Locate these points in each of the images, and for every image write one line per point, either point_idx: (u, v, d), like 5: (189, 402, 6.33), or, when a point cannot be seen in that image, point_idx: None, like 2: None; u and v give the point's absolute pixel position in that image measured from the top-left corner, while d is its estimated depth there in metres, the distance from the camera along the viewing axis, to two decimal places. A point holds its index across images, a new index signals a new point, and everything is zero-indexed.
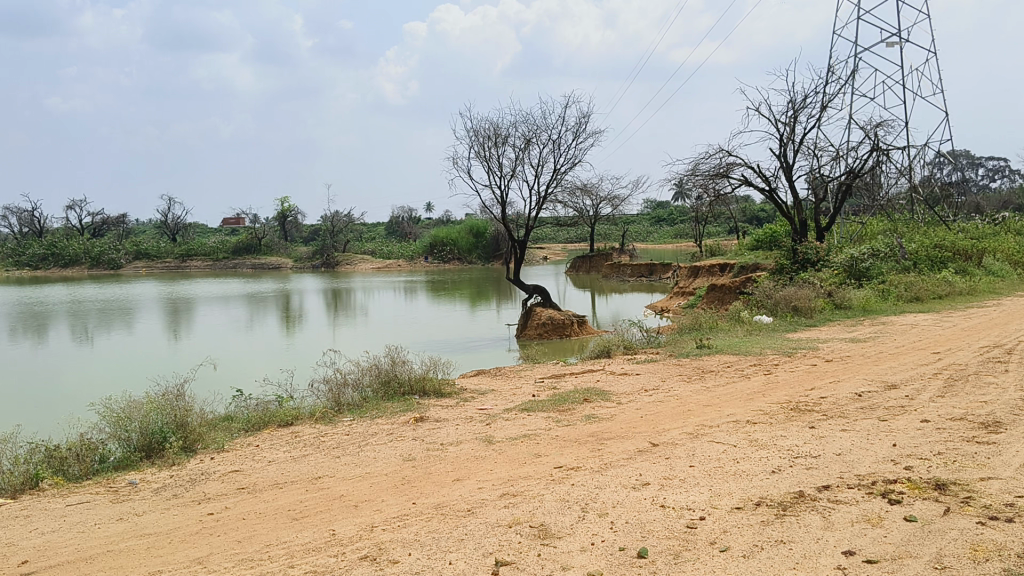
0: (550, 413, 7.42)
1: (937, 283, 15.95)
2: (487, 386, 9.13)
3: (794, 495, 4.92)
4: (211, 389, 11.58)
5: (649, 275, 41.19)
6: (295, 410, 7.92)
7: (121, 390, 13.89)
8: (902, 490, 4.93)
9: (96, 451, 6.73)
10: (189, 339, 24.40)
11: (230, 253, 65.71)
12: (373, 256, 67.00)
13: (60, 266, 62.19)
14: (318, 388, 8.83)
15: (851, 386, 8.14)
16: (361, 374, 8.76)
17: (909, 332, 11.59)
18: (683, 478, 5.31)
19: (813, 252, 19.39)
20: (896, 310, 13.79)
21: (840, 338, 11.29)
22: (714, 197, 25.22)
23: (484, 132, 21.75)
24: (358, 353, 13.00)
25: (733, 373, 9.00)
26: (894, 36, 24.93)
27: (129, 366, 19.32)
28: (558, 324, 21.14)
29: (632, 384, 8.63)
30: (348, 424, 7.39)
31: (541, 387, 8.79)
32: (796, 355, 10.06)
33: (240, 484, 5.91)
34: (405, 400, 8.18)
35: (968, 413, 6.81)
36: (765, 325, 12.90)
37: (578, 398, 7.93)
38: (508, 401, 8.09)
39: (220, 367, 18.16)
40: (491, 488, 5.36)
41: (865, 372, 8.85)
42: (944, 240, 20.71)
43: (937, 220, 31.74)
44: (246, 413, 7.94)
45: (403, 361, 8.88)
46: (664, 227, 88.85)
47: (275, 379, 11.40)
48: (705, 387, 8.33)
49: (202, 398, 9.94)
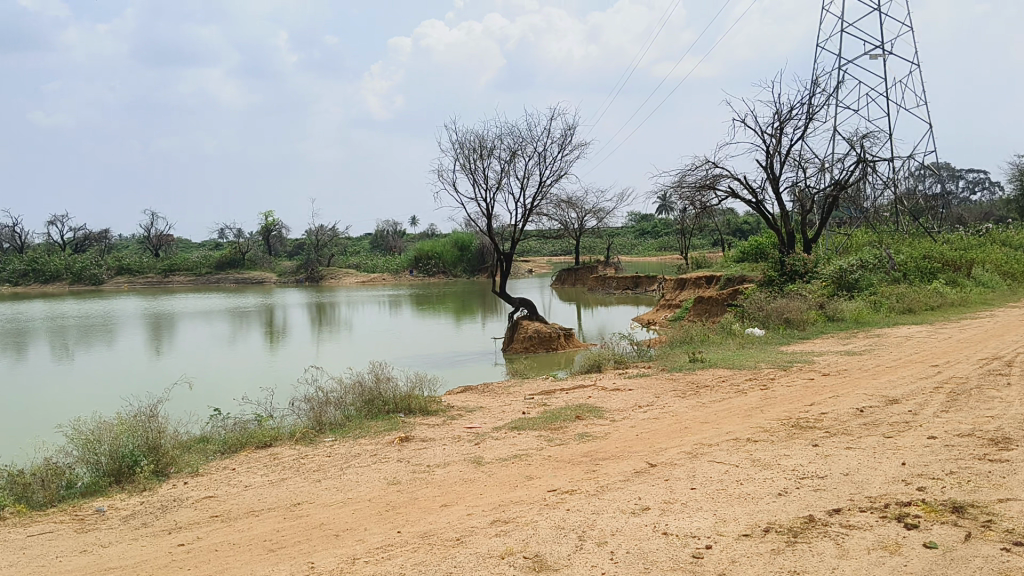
0: (541, 431, 7.10)
1: (929, 294, 15.78)
2: (475, 403, 8.79)
3: (803, 520, 4.63)
4: (187, 409, 11.09)
5: (634, 288, 41.01)
6: (274, 430, 7.56)
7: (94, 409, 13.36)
8: (918, 513, 4.65)
9: (62, 476, 6.35)
10: (173, 355, 24.00)
11: (214, 268, 65.16)
12: (358, 270, 66.56)
13: (41, 282, 61.41)
14: (298, 407, 8.44)
15: (852, 401, 7.88)
16: (343, 392, 8.40)
17: (906, 344, 11.35)
18: (686, 502, 5.01)
19: (801, 263, 19.25)
20: (890, 322, 13.57)
21: (835, 351, 11.04)
22: (701, 209, 25.04)
23: (469, 144, 21.50)
24: (345, 369, 12.65)
25: (729, 388, 8.71)
26: (877, 48, 24.87)
27: (106, 384, 18.74)
28: (544, 337, 20.83)
29: (625, 401, 8.31)
30: (329, 446, 7.04)
31: (531, 403, 8.46)
32: (792, 369, 9.79)
33: (213, 511, 5.56)
34: (389, 419, 7.84)
35: (976, 428, 6.54)
36: (758, 337, 12.63)
37: (570, 416, 7.61)
38: (496, 419, 7.75)
39: (199, 386, 17.59)
40: (481, 515, 5.03)
41: (865, 386, 8.59)
42: (933, 250, 20.59)
43: (922, 231, 31.78)
44: (222, 434, 7.54)
45: (387, 378, 8.54)
46: (649, 239, 88.94)
47: (254, 398, 10.96)
48: (700, 403, 8.02)
49: (176, 418, 9.54)
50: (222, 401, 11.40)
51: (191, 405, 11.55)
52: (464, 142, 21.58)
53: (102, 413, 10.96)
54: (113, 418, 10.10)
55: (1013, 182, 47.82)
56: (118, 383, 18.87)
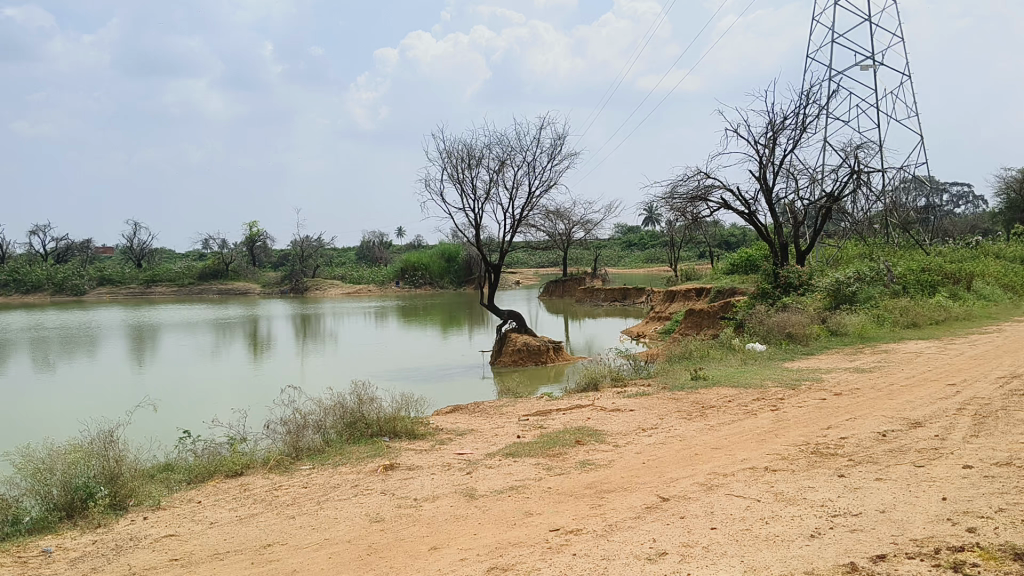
0: (539, 458, 6.49)
1: (933, 308, 15.25)
2: (466, 425, 8.16)
3: (845, 570, 4.04)
4: (153, 433, 10.27)
5: (622, 300, 40.45)
6: (246, 457, 6.91)
7: (55, 426, 12.46)
8: (976, 560, 4.06)
9: (7, 511, 5.68)
10: (155, 366, 23.29)
11: (198, 278, 64.26)
12: (344, 281, 65.79)
13: (22, 291, 60.25)
14: (274, 429, 7.78)
15: (872, 424, 7.31)
16: (322, 414, 7.75)
17: (916, 361, 10.80)
18: (708, 546, 4.42)
19: (796, 276, 18.75)
20: (895, 337, 13.05)
21: (844, 368, 10.47)
22: (692, 221, 24.55)
23: (457, 154, 20.93)
24: (325, 389, 11.99)
25: (738, 409, 8.12)
26: (867, 59, 24.56)
27: (79, 398, 17.88)
28: (533, 350, 20.24)
29: (627, 423, 7.69)
30: (307, 475, 6.42)
31: (526, 426, 7.84)
32: (801, 388, 9.22)
33: (172, 554, 4.91)
34: (373, 444, 7.21)
35: (1014, 456, 5.99)
36: (760, 353, 12.07)
37: (569, 441, 7.01)
38: (489, 445, 7.13)
39: (174, 401, 16.72)
40: (476, 561, 4.42)
41: (882, 407, 8.02)
42: (932, 263, 20.16)
43: (914, 244, 31.42)
44: (189, 461, 6.88)
45: (371, 399, 7.90)
46: (635, 251, 88.64)
47: (226, 421, 10.18)
48: (709, 426, 7.42)
49: (134, 445, 8.89)
50: (188, 425, 10.73)
51: (153, 427, 10.87)
52: (451, 151, 21.01)
53: (58, 438, 10.13)
54: (67, 444, 9.29)
55: (998, 195, 47.78)
56: (91, 396, 17.98)
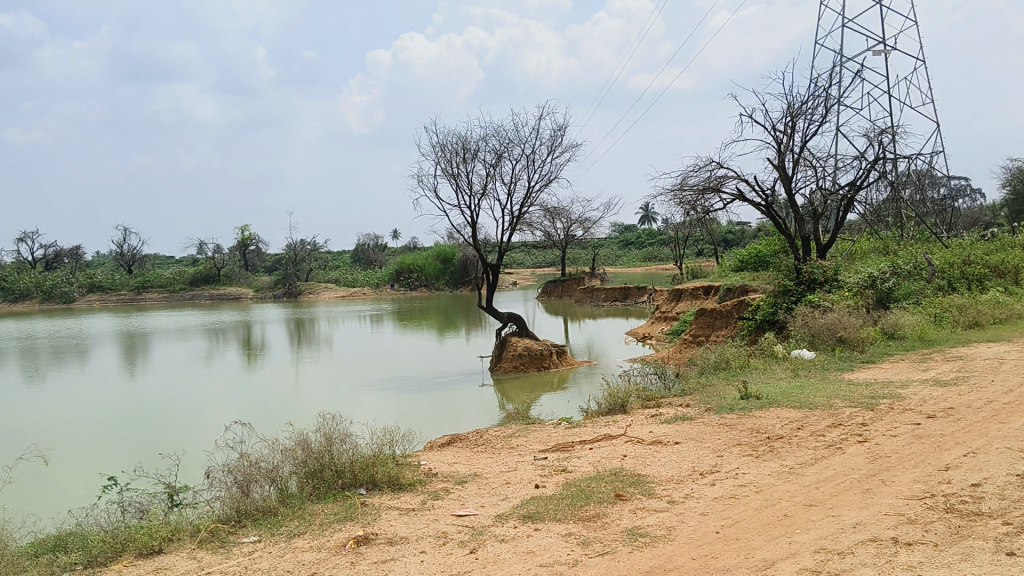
0: (569, 525, 4.71)
1: (991, 304, 13.48)
2: (467, 469, 6.37)
3: None
4: (59, 489, 8.24)
5: (623, 300, 38.65)
6: (171, 528, 5.07)
7: None
8: None
9: None
10: (143, 374, 21.68)
11: (188, 283, 62.37)
12: (337, 285, 63.98)
13: (9, 301, 58.22)
14: (214, 479, 5.97)
15: (1004, 463, 5.49)
16: (277, 459, 5.95)
17: (1003, 368, 9.03)
18: None
19: (819, 270, 16.74)
20: (961, 339, 11.25)
21: (922, 381, 8.66)
22: (703, 215, 22.64)
23: (450, 147, 19.15)
24: (287, 428, 10.03)
25: (814, 442, 6.34)
26: (881, 42, 22.81)
27: (36, 410, 15.86)
28: (535, 355, 18.39)
29: (678, 465, 5.91)
30: (249, 554, 4.62)
31: (546, 470, 6.05)
32: (881, 409, 7.44)
33: None
34: (343, 502, 5.43)
35: None
36: (811, 362, 10.29)
37: (607, 495, 5.23)
38: (499, 500, 5.35)
39: (131, 414, 14.69)
40: None
41: (1001, 436, 6.20)
42: (974, 257, 18.38)
43: (931, 236, 29.64)
44: (92, 536, 5.04)
45: (343, 439, 6.12)
46: (632, 249, 86.90)
47: (155, 473, 8.16)
48: (788, 469, 5.64)
49: (18, 516, 6.92)
50: (108, 472, 8.76)
51: (50, 480, 8.72)
52: (445, 144, 19.23)
53: None
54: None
55: (1005, 186, 46.10)
56: (49, 408, 15.98)
